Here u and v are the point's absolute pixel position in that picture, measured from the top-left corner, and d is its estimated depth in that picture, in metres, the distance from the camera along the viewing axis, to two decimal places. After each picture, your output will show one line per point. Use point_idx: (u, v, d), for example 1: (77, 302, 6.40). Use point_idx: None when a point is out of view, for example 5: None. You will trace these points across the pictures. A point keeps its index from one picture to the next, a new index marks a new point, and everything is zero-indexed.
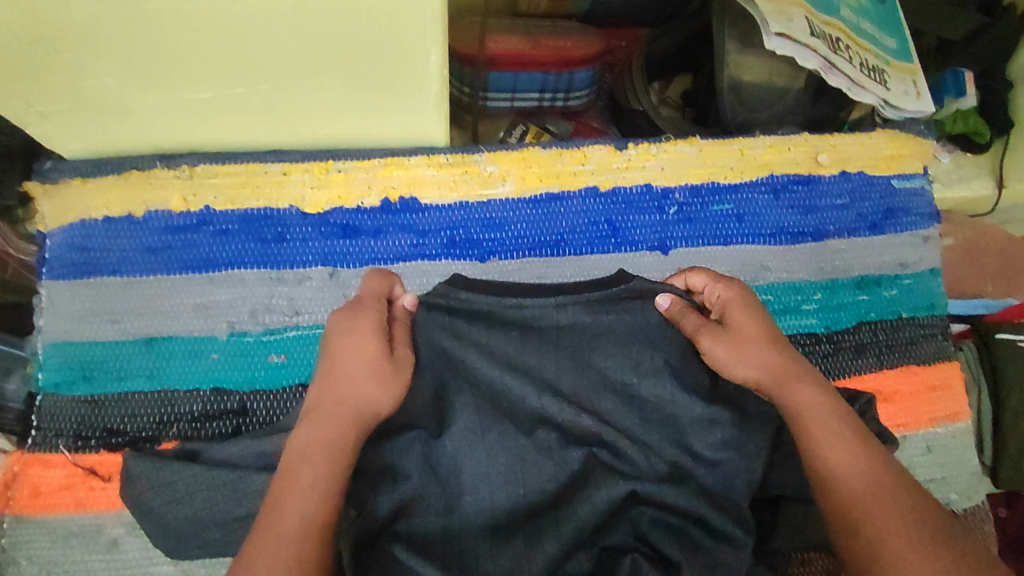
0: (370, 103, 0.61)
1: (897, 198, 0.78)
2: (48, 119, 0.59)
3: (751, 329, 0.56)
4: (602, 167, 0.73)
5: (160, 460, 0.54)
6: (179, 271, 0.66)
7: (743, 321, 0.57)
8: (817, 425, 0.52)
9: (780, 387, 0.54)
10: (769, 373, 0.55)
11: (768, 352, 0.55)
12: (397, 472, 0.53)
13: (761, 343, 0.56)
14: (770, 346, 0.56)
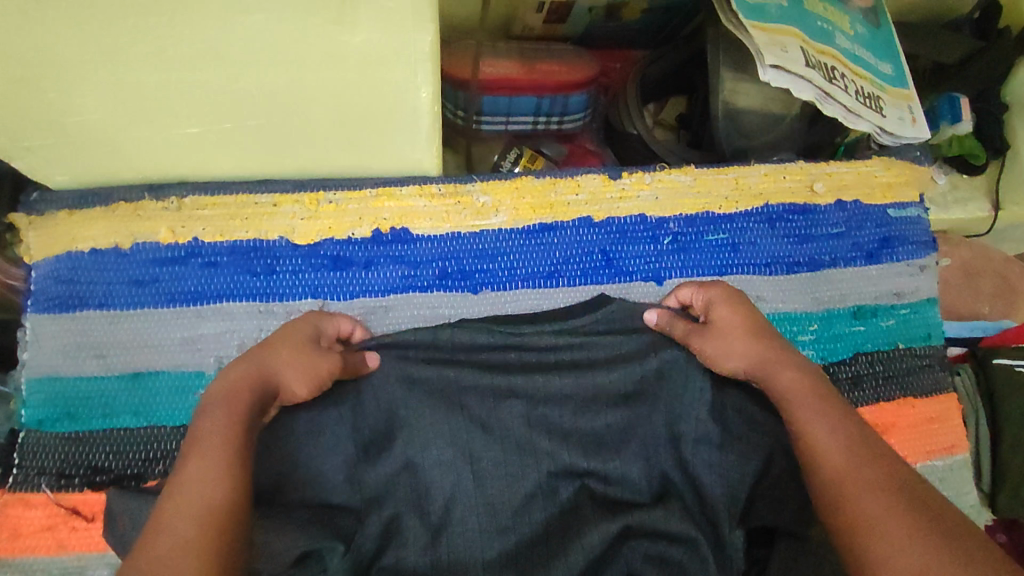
0: (359, 136, 0.60)
1: (893, 227, 0.77)
2: (34, 154, 0.57)
3: (730, 322, 0.61)
4: (596, 197, 0.73)
5: (143, 504, 0.53)
6: (166, 304, 0.65)
7: (723, 316, 0.62)
8: (801, 411, 0.53)
9: (765, 371, 0.57)
10: (754, 362, 0.58)
11: (748, 341, 0.59)
12: (386, 497, 0.56)
13: (740, 332, 0.60)
14: (750, 336, 0.59)
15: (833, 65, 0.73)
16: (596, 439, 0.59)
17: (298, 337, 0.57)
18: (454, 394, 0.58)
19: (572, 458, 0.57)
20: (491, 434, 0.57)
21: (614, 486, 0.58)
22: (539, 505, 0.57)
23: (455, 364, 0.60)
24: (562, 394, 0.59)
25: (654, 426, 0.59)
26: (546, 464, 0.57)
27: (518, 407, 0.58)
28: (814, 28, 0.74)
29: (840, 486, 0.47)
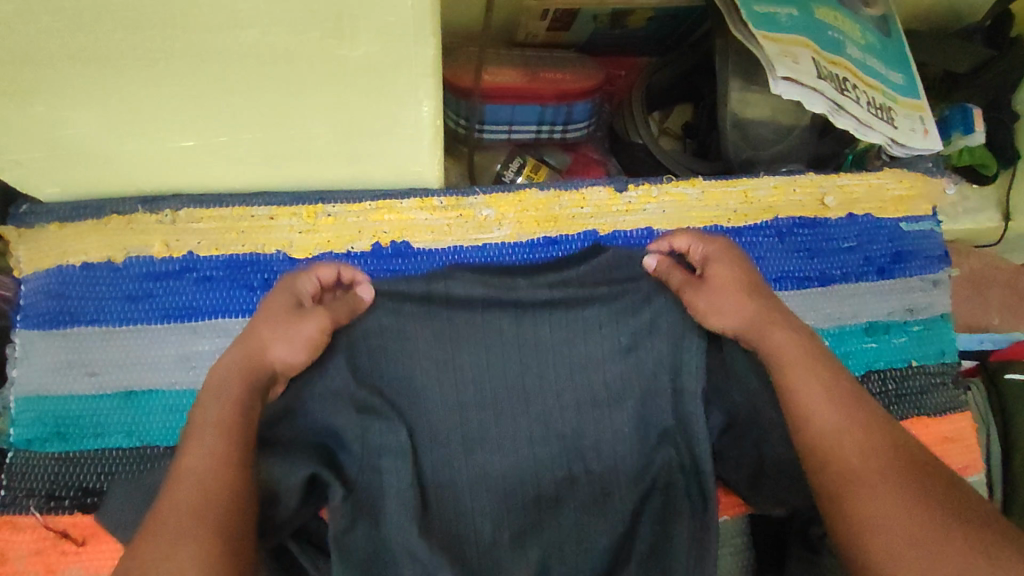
0: (359, 149, 0.58)
1: (905, 241, 0.75)
2: (22, 167, 0.55)
3: (726, 278, 0.57)
4: (601, 210, 0.71)
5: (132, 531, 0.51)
6: (160, 320, 0.63)
7: (720, 270, 0.57)
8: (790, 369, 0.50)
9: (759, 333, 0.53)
10: (747, 321, 0.54)
11: (745, 299, 0.55)
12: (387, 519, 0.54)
13: (737, 290, 0.55)
14: (748, 296, 0.55)
15: (844, 76, 0.72)
16: (587, 405, 0.60)
17: (275, 308, 0.54)
18: (449, 353, 0.59)
19: (562, 424, 0.60)
20: (482, 398, 0.59)
21: (603, 459, 0.60)
22: (531, 479, 0.59)
23: (450, 320, 0.59)
24: (552, 354, 0.60)
25: (649, 395, 0.60)
26: (537, 428, 0.59)
27: (511, 369, 0.59)
28: (825, 38, 0.72)
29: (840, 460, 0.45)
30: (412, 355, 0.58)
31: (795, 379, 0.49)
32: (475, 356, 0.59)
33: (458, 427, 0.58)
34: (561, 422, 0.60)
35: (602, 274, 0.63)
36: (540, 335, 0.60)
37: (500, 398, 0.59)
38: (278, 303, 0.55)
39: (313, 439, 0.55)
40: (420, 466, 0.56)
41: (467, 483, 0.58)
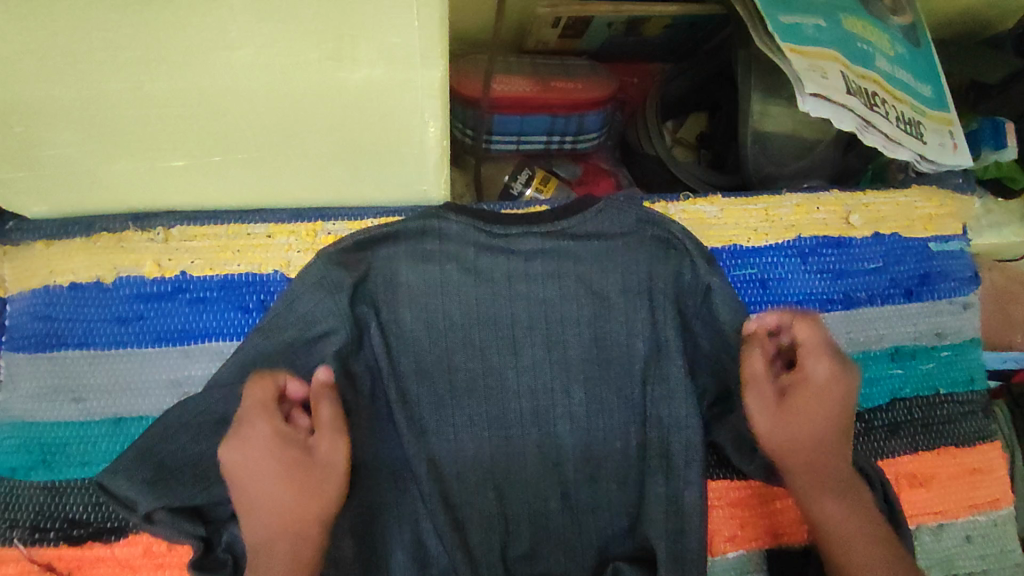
0: (362, 168, 0.56)
1: (934, 262, 0.72)
2: (7, 185, 0.53)
3: (812, 415, 0.54)
4: (703, 223, 0.70)
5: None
6: (150, 343, 0.60)
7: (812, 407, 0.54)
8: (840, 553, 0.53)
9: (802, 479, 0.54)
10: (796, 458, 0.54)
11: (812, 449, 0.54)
12: None
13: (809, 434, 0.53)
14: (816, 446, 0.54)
15: (872, 91, 0.69)
16: (578, 359, 0.63)
17: (267, 464, 0.51)
18: (440, 302, 0.63)
19: (549, 377, 0.63)
20: (475, 348, 0.63)
21: (593, 421, 0.63)
22: (522, 436, 0.62)
23: (443, 262, 0.63)
24: (541, 304, 0.64)
25: (638, 355, 0.63)
26: (524, 375, 0.63)
27: (503, 320, 0.63)
28: (851, 49, 0.69)
29: None
30: (401, 307, 0.62)
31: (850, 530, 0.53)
32: (468, 304, 0.63)
33: (448, 375, 0.62)
34: (547, 372, 0.63)
35: (600, 226, 0.64)
36: (532, 289, 0.64)
37: (490, 350, 0.63)
38: (265, 458, 0.51)
39: None
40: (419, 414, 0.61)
41: (455, 432, 0.61)
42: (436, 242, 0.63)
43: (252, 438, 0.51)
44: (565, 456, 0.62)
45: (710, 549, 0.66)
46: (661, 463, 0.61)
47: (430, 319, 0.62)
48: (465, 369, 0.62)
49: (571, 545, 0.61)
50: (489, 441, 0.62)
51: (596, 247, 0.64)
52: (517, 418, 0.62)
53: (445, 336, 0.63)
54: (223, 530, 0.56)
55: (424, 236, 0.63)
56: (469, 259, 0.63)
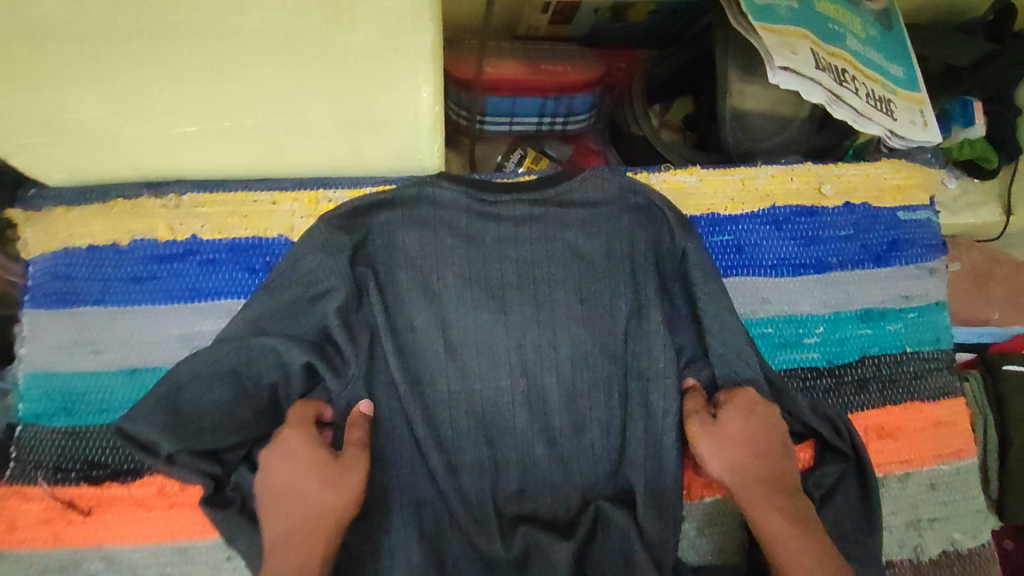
0: (362, 136, 0.60)
1: (903, 230, 0.76)
2: (32, 151, 0.57)
3: (741, 434, 0.62)
4: (683, 193, 0.74)
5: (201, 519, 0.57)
6: (163, 301, 0.65)
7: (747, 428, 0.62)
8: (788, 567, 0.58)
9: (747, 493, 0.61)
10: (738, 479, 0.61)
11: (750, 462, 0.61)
12: None
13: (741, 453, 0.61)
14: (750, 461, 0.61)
15: (843, 68, 0.73)
16: (565, 318, 0.68)
17: (301, 471, 0.58)
18: (434, 265, 0.67)
19: (538, 335, 0.67)
20: (468, 306, 0.67)
21: (579, 375, 0.67)
22: (512, 389, 0.66)
23: (437, 227, 0.67)
24: (529, 267, 0.68)
25: (620, 312, 0.68)
26: (514, 332, 0.67)
27: (493, 281, 0.67)
28: (823, 29, 0.74)
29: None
30: (397, 268, 0.66)
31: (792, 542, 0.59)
32: (461, 266, 0.67)
33: (442, 333, 0.66)
34: (535, 330, 0.67)
35: (583, 194, 0.68)
36: (521, 253, 0.68)
37: (481, 309, 0.67)
38: (298, 465, 0.58)
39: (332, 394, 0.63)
40: (416, 367, 0.65)
41: (448, 384, 0.66)
42: (429, 209, 0.67)
43: (289, 442, 0.59)
44: (552, 407, 0.66)
45: (687, 493, 0.69)
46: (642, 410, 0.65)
47: (426, 281, 0.67)
48: (458, 327, 0.67)
49: (558, 491, 0.65)
50: (481, 394, 0.66)
51: (580, 213, 0.68)
52: (507, 373, 0.66)
53: (440, 296, 0.67)
54: (232, 472, 0.61)
55: (418, 203, 0.67)
56: (461, 224, 0.67)
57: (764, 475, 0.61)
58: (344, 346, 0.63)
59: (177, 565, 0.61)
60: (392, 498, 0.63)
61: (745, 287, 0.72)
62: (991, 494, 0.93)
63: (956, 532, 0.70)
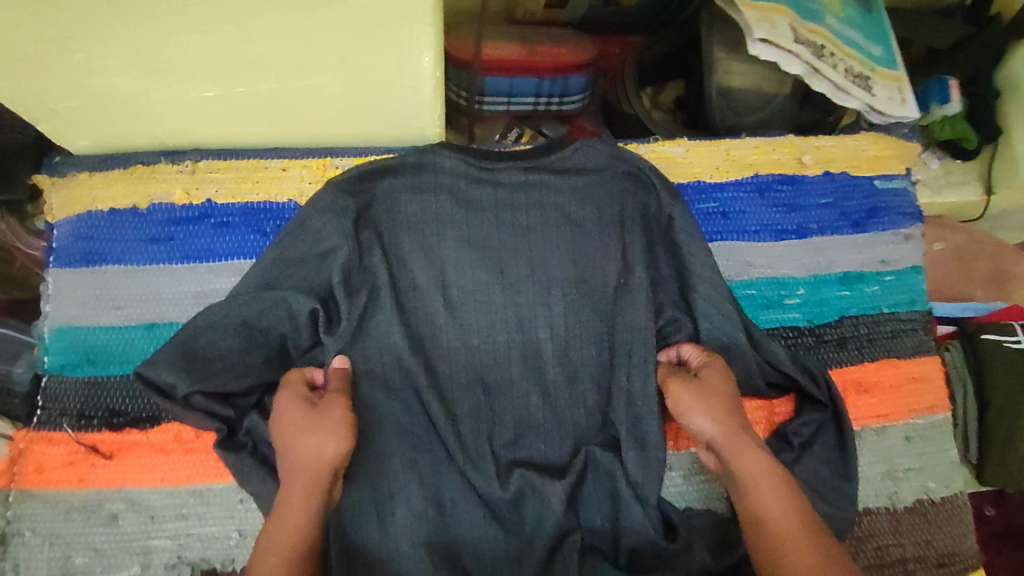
0: (367, 102, 0.64)
1: (880, 198, 0.80)
2: (59, 116, 0.61)
3: (722, 389, 0.65)
4: (672, 162, 0.78)
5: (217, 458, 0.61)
6: (180, 261, 0.69)
7: (716, 379, 0.66)
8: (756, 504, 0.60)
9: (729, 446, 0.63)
10: (719, 429, 0.63)
11: (730, 414, 0.64)
12: None
13: (722, 405, 0.64)
14: (730, 414, 0.64)
15: (822, 43, 0.77)
16: (559, 278, 0.71)
17: (292, 420, 0.61)
18: (435, 228, 0.70)
19: (533, 294, 0.71)
20: (467, 265, 0.71)
21: (571, 332, 0.71)
22: (509, 345, 0.70)
23: (437, 192, 0.71)
24: (525, 230, 0.72)
25: (610, 272, 0.72)
26: (510, 291, 0.71)
27: (490, 243, 0.71)
28: (803, 8, 0.78)
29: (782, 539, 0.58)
30: (399, 230, 0.70)
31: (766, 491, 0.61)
32: (460, 229, 0.71)
33: (441, 293, 0.70)
34: (530, 289, 0.71)
35: (576, 162, 0.73)
36: (517, 218, 0.72)
37: (479, 270, 0.71)
38: (290, 416, 0.62)
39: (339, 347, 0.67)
40: (417, 323, 0.69)
41: (448, 340, 0.69)
42: (430, 176, 0.71)
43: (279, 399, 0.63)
44: (546, 362, 0.70)
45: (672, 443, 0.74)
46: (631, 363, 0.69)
47: (427, 243, 0.70)
48: (457, 287, 0.70)
49: (552, 439, 0.69)
50: (479, 350, 0.70)
51: (573, 180, 0.72)
52: (504, 330, 0.70)
53: (440, 258, 0.70)
54: (244, 419, 0.65)
55: (420, 170, 0.71)
56: (460, 190, 0.71)
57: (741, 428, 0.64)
58: (341, 302, 0.66)
59: (193, 506, 0.65)
60: (393, 443, 0.67)
61: (730, 251, 0.76)
62: (970, 459, 0.97)
63: (930, 483, 0.74)
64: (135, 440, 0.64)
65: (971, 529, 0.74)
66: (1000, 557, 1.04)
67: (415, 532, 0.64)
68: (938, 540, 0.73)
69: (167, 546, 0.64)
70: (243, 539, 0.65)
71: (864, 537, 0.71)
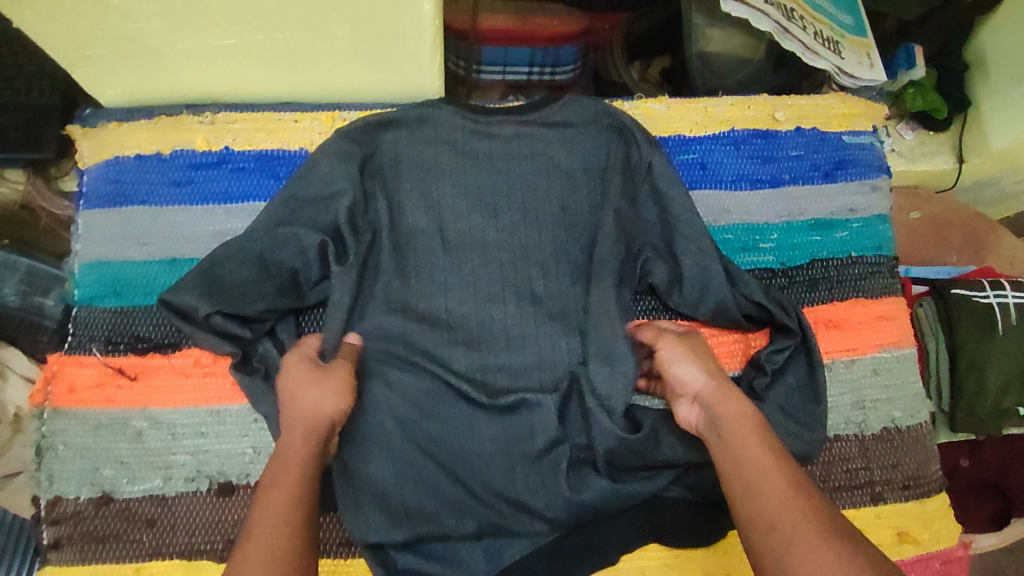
0: (372, 51, 0.70)
1: (848, 151, 0.86)
2: (91, 63, 0.66)
3: (706, 349, 0.70)
4: (653, 118, 0.84)
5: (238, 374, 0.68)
6: (200, 202, 0.75)
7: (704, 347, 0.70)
8: (740, 437, 0.60)
9: (712, 397, 0.65)
10: (705, 379, 0.66)
11: (714, 368, 0.68)
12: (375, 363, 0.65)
13: (707, 359, 0.68)
14: (713, 368, 0.68)
15: (792, 8, 0.83)
16: (548, 221, 0.77)
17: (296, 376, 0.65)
18: (434, 174, 0.76)
19: (525, 235, 0.77)
20: (464, 207, 0.76)
21: (560, 270, 0.77)
22: (502, 282, 0.76)
23: (435, 143, 0.77)
24: (517, 177, 0.78)
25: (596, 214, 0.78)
26: (503, 232, 0.77)
27: (486, 189, 0.77)
28: None
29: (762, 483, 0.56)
30: (401, 176, 0.76)
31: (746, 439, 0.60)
32: (458, 176, 0.77)
33: (438, 235, 0.76)
34: (521, 232, 0.77)
35: (564, 115, 0.79)
36: (510, 166, 0.78)
37: (473, 214, 0.76)
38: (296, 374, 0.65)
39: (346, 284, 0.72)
40: (417, 261, 0.75)
41: (447, 277, 0.75)
42: (429, 128, 0.77)
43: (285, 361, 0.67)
44: (537, 298, 0.76)
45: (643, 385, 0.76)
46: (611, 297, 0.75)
47: (425, 189, 0.76)
48: (453, 229, 0.76)
49: (542, 368, 0.75)
50: (474, 286, 0.75)
51: (561, 131, 0.79)
52: (498, 268, 0.76)
53: (438, 204, 0.76)
54: (259, 345, 0.71)
55: (421, 124, 0.77)
56: (457, 141, 0.77)
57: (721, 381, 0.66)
58: (347, 239, 0.72)
59: (212, 424, 0.70)
60: (395, 371, 0.73)
61: (709, 199, 0.82)
62: (942, 407, 1.01)
63: (896, 412, 0.80)
64: (158, 362, 0.70)
65: (935, 454, 0.80)
66: (973, 504, 1.08)
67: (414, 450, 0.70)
68: (904, 464, 0.78)
69: (188, 460, 0.69)
70: (257, 456, 0.70)
71: (834, 461, 0.77)
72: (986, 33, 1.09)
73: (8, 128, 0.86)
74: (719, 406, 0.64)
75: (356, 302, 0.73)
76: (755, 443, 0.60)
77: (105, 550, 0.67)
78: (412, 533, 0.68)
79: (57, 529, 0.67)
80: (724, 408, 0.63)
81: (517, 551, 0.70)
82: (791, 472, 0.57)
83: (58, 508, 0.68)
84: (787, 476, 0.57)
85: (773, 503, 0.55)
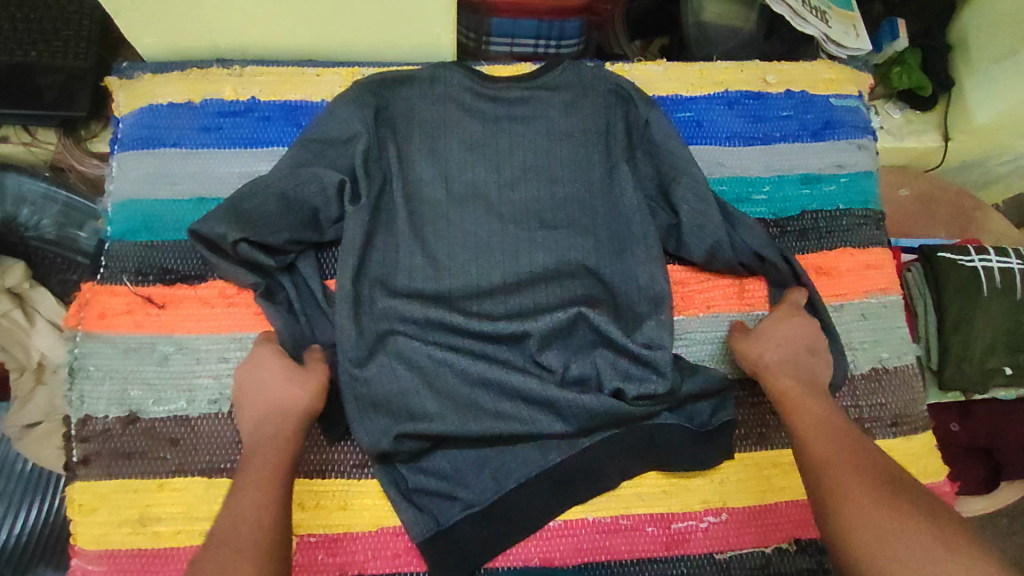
0: (391, 7, 0.75)
1: (836, 113, 0.91)
2: (133, 9, 0.71)
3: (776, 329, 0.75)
4: (652, 78, 0.89)
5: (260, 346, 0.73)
6: (227, 147, 0.80)
7: (771, 330, 0.74)
8: (801, 410, 0.68)
9: (774, 375, 0.72)
10: (776, 360, 0.73)
11: (783, 348, 0.73)
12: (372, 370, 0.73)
13: (772, 340, 0.74)
14: (781, 348, 0.74)
15: None
16: (553, 171, 0.82)
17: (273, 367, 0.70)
18: (445, 124, 0.81)
19: (529, 184, 0.81)
20: (473, 155, 0.81)
21: (563, 216, 0.80)
22: (508, 224, 0.79)
23: (445, 97, 0.82)
24: (523, 129, 0.82)
25: (598, 165, 0.82)
26: (511, 180, 0.81)
27: (494, 136, 0.81)
28: None
29: (823, 457, 0.63)
30: (412, 127, 0.81)
31: (800, 414, 0.68)
32: (468, 127, 0.81)
33: (447, 180, 0.80)
34: (527, 182, 0.81)
35: (567, 73, 0.84)
36: (517, 119, 0.82)
37: (480, 162, 0.81)
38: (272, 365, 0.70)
39: (360, 224, 0.76)
40: (428, 204, 0.79)
41: (455, 218, 0.79)
42: (441, 84, 0.82)
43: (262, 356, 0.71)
44: (540, 241, 0.79)
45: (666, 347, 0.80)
46: (609, 240, 0.80)
47: (434, 141, 0.81)
48: (462, 176, 0.80)
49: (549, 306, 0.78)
50: (482, 229, 0.79)
51: (565, 88, 0.84)
52: (503, 212, 0.80)
53: (447, 154, 0.80)
54: (280, 277, 0.75)
55: (433, 82, 0.82)
56: (467, 96, 0.82)
57: (784, 357, 0.73)
58: (362, 180, 0.76)
59: (234, 350, 0.74)
60: (405, 308, 0.75)
61: (706, 154, 0.87)
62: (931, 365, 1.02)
63: (884, 353, 0.83)
64: (184, 291, 0.75)
65: (921, 396, 0.83)
66: (964, 467, 1.03)
67: (426, 376, 0.74)
68: (891, 403, 0.82)
69: (210, 383, 0.73)
70: None
71: None
72: (967, 17, 1.15)
73: (44, 88, 0.91)
74: (780, 385, 0.71)
75: (372, 241, 0.78)
76: (810, 418, 0.67)
77: (131, 466, 0.70)
78: (424, 451, 0.73)
79: (86, 446, 0.71)
80: (783, 383, 0.71)
81: (521, 475, 0.73)
82: (840, 439, 0.64)
83: (88, 426, 0.71)
84: (836, 446, 0.63)
85: (834, 472, 0.61)
